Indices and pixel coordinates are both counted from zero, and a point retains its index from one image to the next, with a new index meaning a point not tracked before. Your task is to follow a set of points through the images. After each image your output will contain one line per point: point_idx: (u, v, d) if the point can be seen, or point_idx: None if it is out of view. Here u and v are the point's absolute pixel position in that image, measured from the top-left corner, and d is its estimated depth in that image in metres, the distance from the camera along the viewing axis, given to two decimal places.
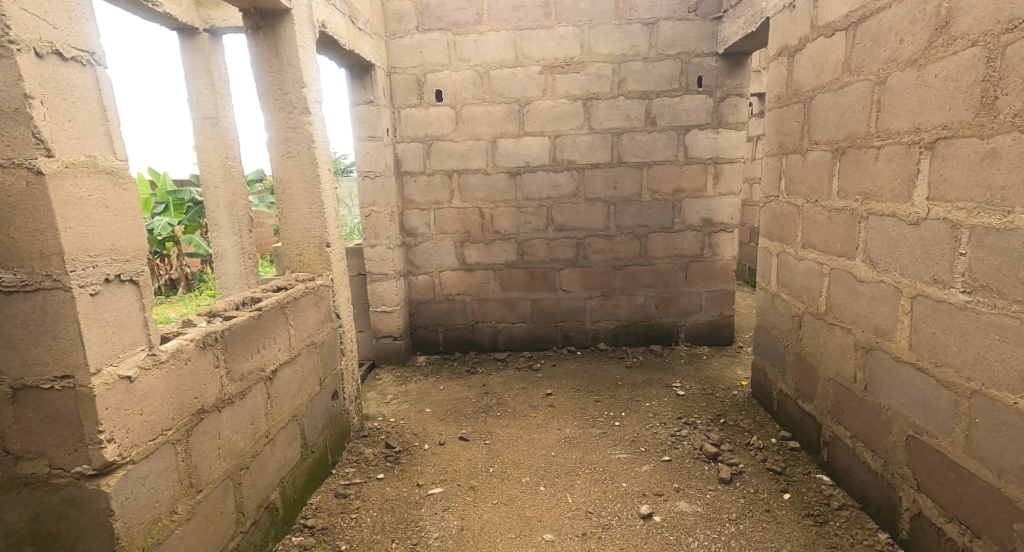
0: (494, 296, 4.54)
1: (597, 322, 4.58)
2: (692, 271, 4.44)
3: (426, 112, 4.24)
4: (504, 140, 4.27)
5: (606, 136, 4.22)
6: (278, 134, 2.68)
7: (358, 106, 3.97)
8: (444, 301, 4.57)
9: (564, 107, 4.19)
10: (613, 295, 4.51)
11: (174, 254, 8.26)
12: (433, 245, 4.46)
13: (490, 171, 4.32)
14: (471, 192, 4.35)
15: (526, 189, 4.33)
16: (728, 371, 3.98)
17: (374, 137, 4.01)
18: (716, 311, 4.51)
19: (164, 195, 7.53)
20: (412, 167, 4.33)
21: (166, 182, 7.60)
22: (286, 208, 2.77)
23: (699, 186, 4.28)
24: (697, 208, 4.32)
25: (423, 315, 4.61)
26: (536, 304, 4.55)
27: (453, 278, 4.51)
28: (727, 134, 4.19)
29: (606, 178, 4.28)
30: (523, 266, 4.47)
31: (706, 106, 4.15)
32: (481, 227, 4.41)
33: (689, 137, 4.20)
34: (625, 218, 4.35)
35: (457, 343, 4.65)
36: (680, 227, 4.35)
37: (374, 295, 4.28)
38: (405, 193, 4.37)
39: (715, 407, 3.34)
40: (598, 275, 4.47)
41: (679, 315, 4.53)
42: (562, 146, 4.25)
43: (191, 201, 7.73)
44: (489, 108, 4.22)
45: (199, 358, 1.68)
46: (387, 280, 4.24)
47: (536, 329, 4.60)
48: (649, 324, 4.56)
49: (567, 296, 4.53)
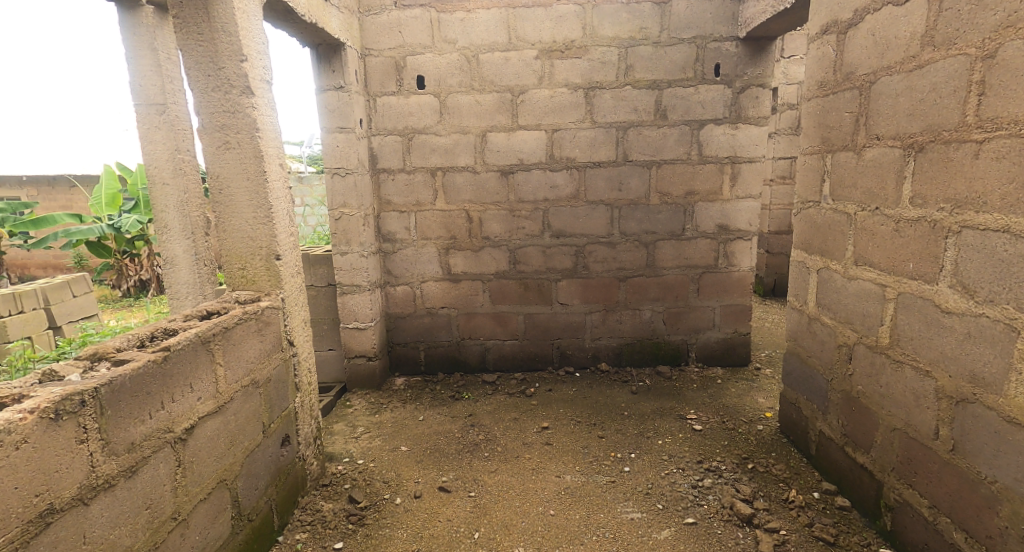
0: (483, 310, 4.05)
1: (598, 340, 4.09)
2: (704, 283, 3.96)
3: (406, 100, 3.72)
4: (495, 134, 3.77)
5: (610, 131, 3.73)
6: (213, 120, 2.15)
7: (326, 93, 3.44)
8: (426, 315, 4.06)
9: (563, 97, 3.70)
10: (616, 310, 4.03)
11: (146, 254, 7.77)
12: (414, 252, 3.95)
13: (478, 170, 3.82)
14: (457, 192, 3.85)
15: (520, 190, 3.84)
16: (747, 398, 3.51)
17: (345, 128, 3.48)
18: (731, 328, 4.04)
19: (132, 191, 6.97)
20: (390, 163, 3.81)
21: (134, 177, 7.04)
22: (224, 212, 2.24)
23: (714, 189, 3.80)
24: (711, 213, 3.85)
25: (402, 331, 4.09)
26: (530, 319, 4.06)
27: (436, 289, 4.01)
28: (747, 130, 3.70)
29: (610, 179, 3.80)
30: (515, 276, 3.98)
31: (724, 98, 3.66)
32: (468, 233, 3.91)
33: (705, 133, 3.72)
34: (631, 223, 3.87)
35: (440, 363, 4.14)
36: (692, 234, 3.88)
37: (345, 309, 3.75)
38: (382, 192, 3.86)
39: (740, 447, 2.86)
40: (600, 288, 3.99)
41: (689, 332, 4.05)
42: (561, 141, 3.76)
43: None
44: (478, 97, 3.72)
45: (46, 437, 1.18)
46: (360, 292, 3.72)
47: (529, 347, 4.11)
48: (656, 343, 4.07)
49: (565, 310, 4.04)
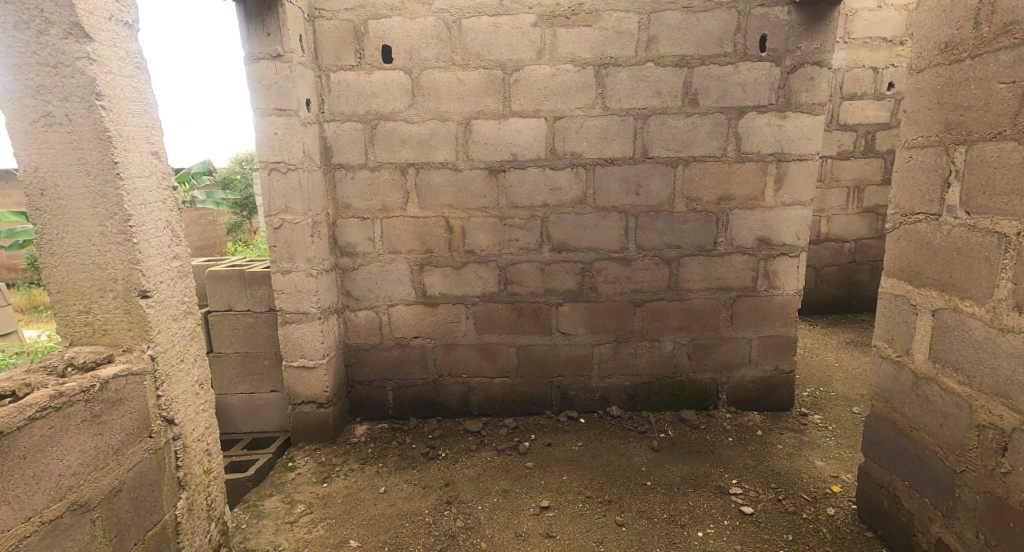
0: (465, 341, 3.31)
1: (606, 379, 3.36)
2: (738, 310, 3.23)
3: (368, 77, 2.95)
4: (481, 122, 3.04)
5: (625, 120, 3.02)
6: (23, 78, 1.34)
7: (259, 62, 2.63)
8: (395, 347, 3.31)
9: (568, 76, 2.99)
10: (629, 342, 3.31)
11: None
12: (380, 268, 3.20)
13: (461, 167, 3.09)
14: (433, 195, 3.12)
15: (513, 194, 3.12)
16: (801, 459, 2.76)
17: (286, 110, 2.67)
18: (771, 364, 3.28)
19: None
20: (348, 157, 3.04)
21: None
22: (50, 223, 1.42)
23: (753, 193, 3.08)
24: (749, 223, 3.12)
25: (364, 366, 3.31)
26: (523, 352, 3.33)
27: (407, 315, 3.27)
28: (799, 119, 2.95)
29: (625, 180, 3.09)
30: (506, 299, 3.26)
31: (771, 79, 2.92)
32: (449, 246, 3.19)
33: (744, 124, 2.98)
34: (649, 235, 3.16)
35: (413, 406, 3.36)
36: (725, 249, 3.16)
37: (289, 344, 2.93)
38: (339, 193, 3.08)
39: (810, 546, 2.11)
40: (610, 314, 3.28)
41: (719, 369, 3.31)
42: (564, 132, 3.05)
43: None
44: (461, 75, 2.98)
45: None
46: (307, 322, 2.90)
47: (523, 387, 3.37)
48: (678, 382, 3.33)
49: (567, 342, 3.31)
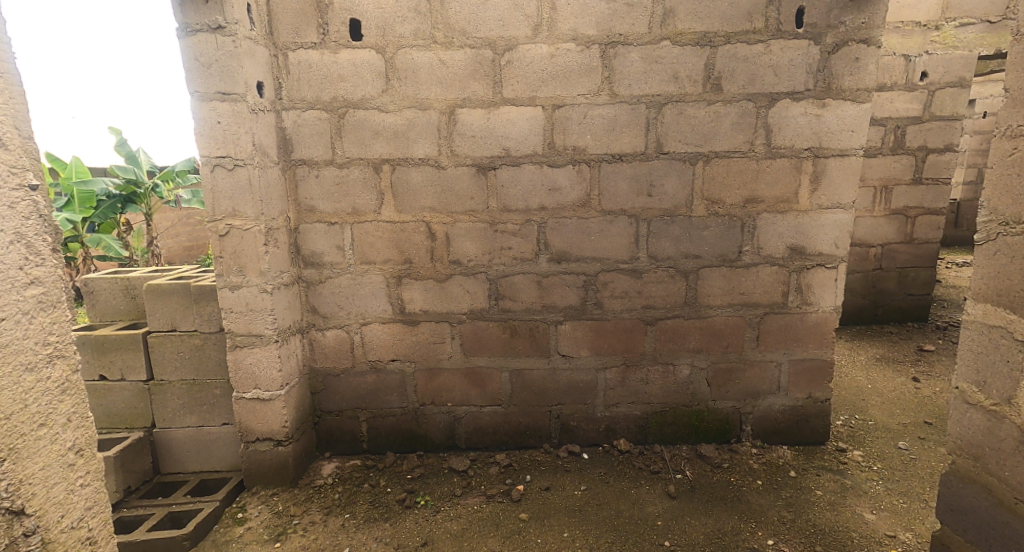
0: (451, 365, 2.88)
1: (613, 407, 2.93)
2: (766, 329, 2.80)
3: (334, 57, 2.51)
4: (468, 110, 2.60)
5: (636, 108, 2.59)
6: None
7: (196, 35, 2.19)
8: (369, 372, 2.87)
9: (569, 57, 2.55)
10: (639, 366, 2.88)
11: (80, 256, 6.39)
12: (351, 281, 2.76)
13: (444, 163, 2.65)
14: (412, 196, 2.68)
15: (505, 195, 2.68)
16: (847, 511, 2.32)
17: (231, 94, 2.22)
18: (803, 393, 2.84)
19: (66, 185, 5.56)
20: (311, 152, 2.60)
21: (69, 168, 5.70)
22: None
23: (785, 194, 2.64)
24: (779, 230, 2.68)
25: (334, 393, 2.87)
26: (518, 377, 2.90)
27: (383, 335, 2.83)
28: (840, 108, 2.51)
29: (635, 179, 2.67)
30: (497, 316, 2.83)
31: (808, 61, 2.48)
32: (431, 255, 2.75)
33: (775, 113, 2.55)
34: (663, 243, 2.74)
35: (390, 439, 2.92)
36: (750, 259, 2.73)
37: (239, 372, 2.48)
38: (301, 194, 2.63)
39: None
40: (618, 334, 2.85)
41: (743, 397, 2.87)
42: (564, 123, 2.61)
43: (101, 194, 5.75)
44: (444, 56, 2.55)
45: None
46: (261, 346, 2.45)
47: (517, 417, 2.94)
48: (695, 412, 2.90)
49: (567, 366, 2.89)
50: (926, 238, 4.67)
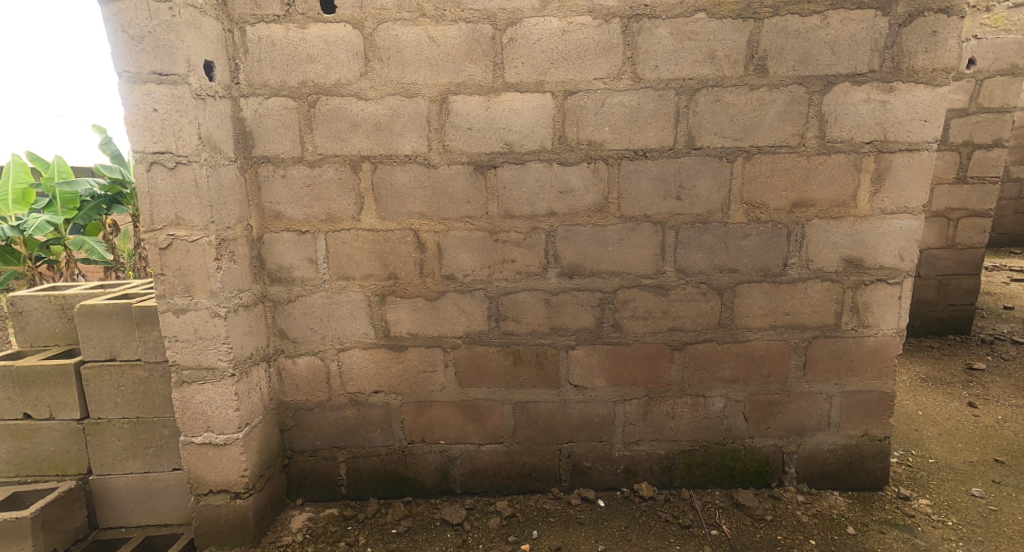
0: (444, 397, 2.46)
1: (633, 446, 2.51)
2: (815, 356, 2.38)
3: (303, 33, 2.09)
4: (464, 97, 2.18)
5: (664, 95, 2.17)
6: None
7: (122, 1, 1.76)
8: (348, 406, 2.45)
9: (584, 32, 2.13)
10: (665, 399, 2.46)
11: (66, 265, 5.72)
12: (326, 300, 2.34)
13: (435, 161, 2.23)
14: (397, 199, 2.26)
15: (508, 198, 2.26)
16: None
17: (169, 75, 1.79)
18: (858, 430, 2.42)
19: (48, 186, 4.87)
20: (276, 148, 2.18)
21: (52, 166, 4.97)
22: None
23: (841, 197, 2.22)
24: (832, 239, 2.26)
25: (307, 430, 2.45)
26: (522, 411, 2.48)
27: (365, 362, 2.41)
28: (910, 92, 2.09)
29: (662, 179, 2.25)
30: (498, 341, 2.41)
31: (871, 37, 2.06)
32: (420, 270, 2.33)
33: (831, 100, 2.13)
34: (694, 254, 2.32)
35: (373, 483, 2.51)
36: (798, 274, 2.31)
37: (187, 413, 2.05)
38: (265, 197, 2.21)
39: None
40: (640, 361, 2.43)
41: (787, 434, 2.45)
42: (578, 113, 2.19)
43: (85, 194, 4.95)
44: (434, 32, 2.13)
45: None
46: (213, 382, 2.03)
47: (521, 457, 2.52)
48: (730, 451, 2.49)
49: (580, 398, 2.47)
50: (970, 242, 4.24)
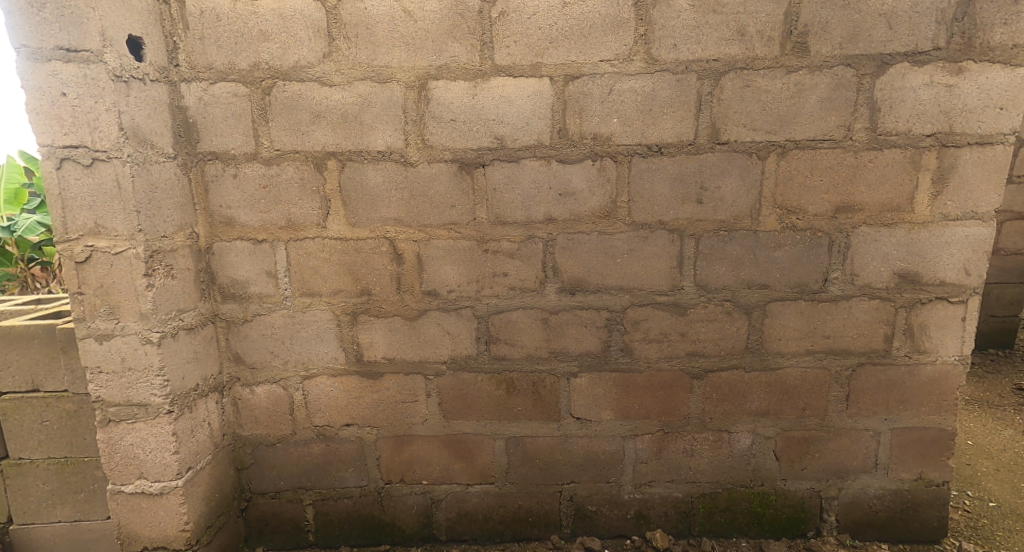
0: (426, 432, 2.13)
1: (646, 488, 2.17)
2: (860, 387, 2.02)
3: (255, 6, 1.77)
4: (446, 82, 1.85)
5: (683, 79, 1.83)
6: None
7: None
8: (315, 441, 2.12)
9: (589, 5, 1.79)
10: (682, 435, 2.12)
11: None
12: (288, 320, 2.01)
13: (412, 158, 1.90)
14: (369, 203, 1.93)
15: (499, 201, 1.93)
16: None
17: (80, 52, 1.48)
18: (910, 473, 2.06)
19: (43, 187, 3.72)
20: (226, 142, 1.85)
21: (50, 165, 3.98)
22: None
23: (895, 200, 1.86)
24: (883, 250, 1.91)
25: (269, 469, 2.13)
26: (517, 448, 2.14)
27: (334, 391, 2.08)
28: (983, 74, 1.73)
29: (680, 179, 1.90)
30: (488, 367, 2.07)
31: (937, 6, 1.71)
32: (396, 285, 2.00)
33: (885, 84, 1.77)
34: (718, 267, 1.97)
35: (345, 529, 2.18)
36: (840, 291, 1.96)
37: (116, 457, 1.74)
38: (214, 201, 1.89)
39: None
40: (654, 391, 2.09)
41: (825, 477, 2.10)
42: (580, 101, 1.85)
43: None
44: (410, 5, 1.79)
45: None
46: (145, 421, 1.71)
47: (515, 500, 2.19)
48: (758, 496, 2.14)
49: (583, 433, 2.13)
50: (1015, 248, 3.85)
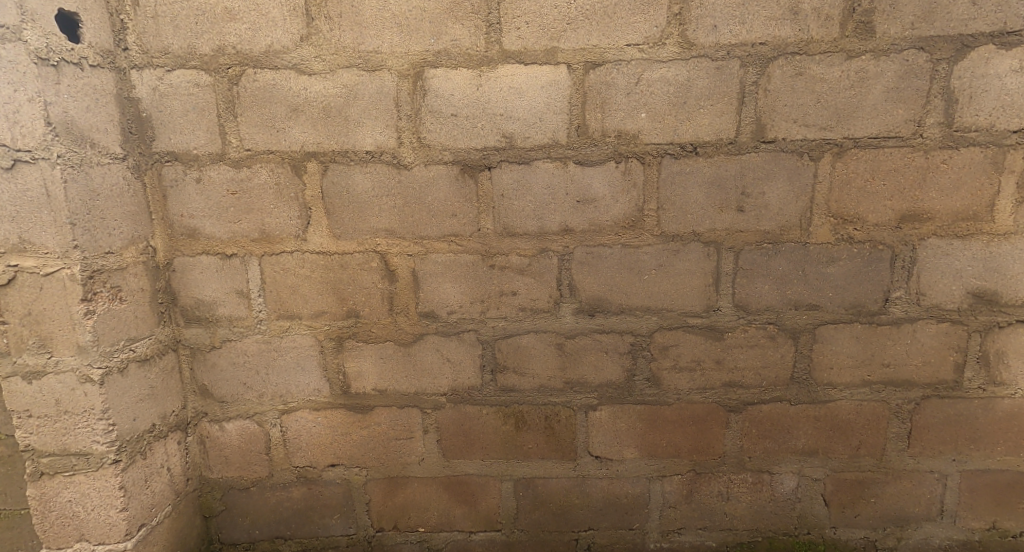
0: (423, 473, 1.85)
1: (675, 536, 1.89)
2: (925, 423, 1.75)
3: None
4: (446, 70, 1.57)
5: (724, 67, 1.55)
6: None
7: None
8: (295, 484, 1.84)
9: None
10: (718, 476, 1.84)
11: None
12: (263, 347, 1.73)
13: (406, 159, 1.62)
14: (355, 212, 1.65)
15: (507, 210, 1.65)
16: None
17: None
18: (982, 521, 1.79)
19: None
20: (186, 141, 1.58)
21: None
22: None
23: (973, 207, 1.59)
24: (957, 265, 1.63)
25: (242, 517, 1.85)
26: (527, 491, 1.87)
27: (316, 428, 1.80)
28: None
29: (718, 184, 1.63)
30: (494, 400, 1.80)
31: None
32: (388, 306, 1.72)
33: (964, 71, 1.51)
34: (762, 285, 1.69)
35: None
36: (904, 313, 1.68)
37: (51, 517, 1.49)
38: (174, 210, 1.62)
39: None
40: (684, 427, 1.81)
41: (882, 526, 1.83)
42: (603, 92, 1.58)
43: None
44: None
45: None
46: (86, 473, 1.46)
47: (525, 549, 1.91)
48: (804, 546, 1.86)
49: (603, 474, 1.85)
50: None
